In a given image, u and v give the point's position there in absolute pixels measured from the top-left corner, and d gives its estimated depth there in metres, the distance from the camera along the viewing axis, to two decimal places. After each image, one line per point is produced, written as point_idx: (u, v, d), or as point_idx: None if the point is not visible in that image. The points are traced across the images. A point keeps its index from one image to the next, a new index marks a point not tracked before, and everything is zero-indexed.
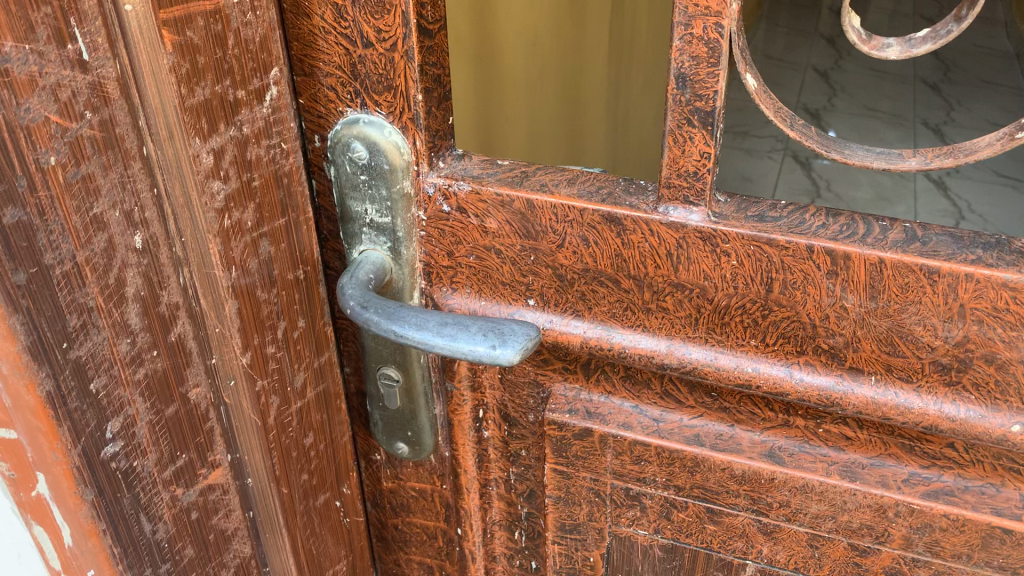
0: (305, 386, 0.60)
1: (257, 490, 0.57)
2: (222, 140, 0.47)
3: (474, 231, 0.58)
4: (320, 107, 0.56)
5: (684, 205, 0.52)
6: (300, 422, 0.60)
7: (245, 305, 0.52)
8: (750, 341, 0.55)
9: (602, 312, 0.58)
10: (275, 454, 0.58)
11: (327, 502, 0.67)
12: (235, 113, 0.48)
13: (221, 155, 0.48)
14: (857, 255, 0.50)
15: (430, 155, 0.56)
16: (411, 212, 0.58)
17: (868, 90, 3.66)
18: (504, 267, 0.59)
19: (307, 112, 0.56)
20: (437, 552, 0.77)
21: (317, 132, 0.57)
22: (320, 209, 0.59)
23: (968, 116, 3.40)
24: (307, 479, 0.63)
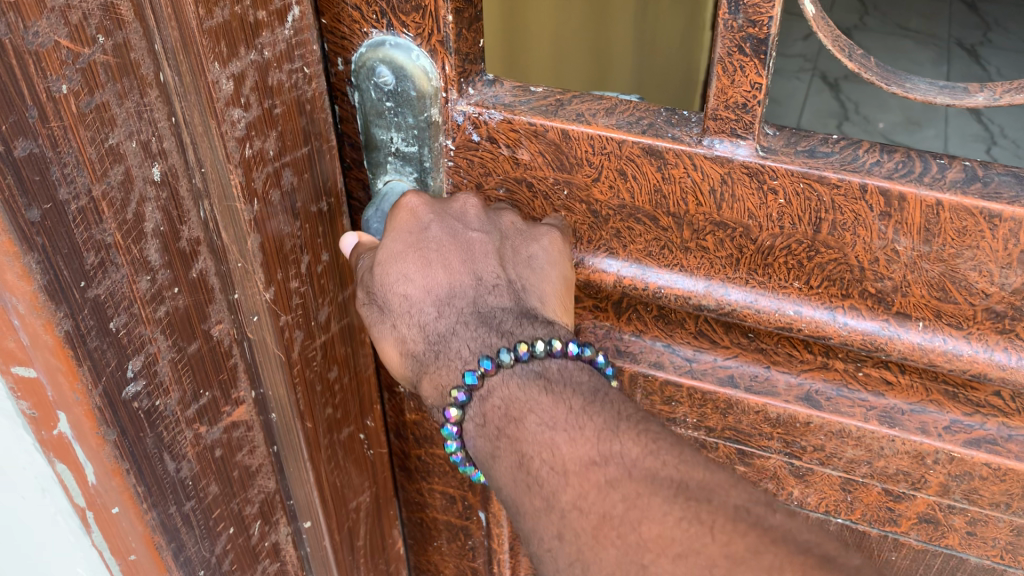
0: (328, 320, 0.58)
1: (281, 425, 0.56)
2: (242, 64, 0.44)
3: (504, 162, 0.55)
4: (343, 27, 0.52)
5: (731, 138, 0.49)
6: (324, 357, 0.59)
7: (268, 242, 0.50)
8: (794, 283, 0.53)
9: (638, 250, 0.56)
10: (299, 388, 0.57)
11: (351, 435, 0.66)
12: (255, 35, 0.45)
13: (242, 81, 0.45)
14: (914, 196, 0.47)
15: (459, 81, 0.53)
16: (439, 141, 0.55)
17: (901, 8, 3.53)
18: (536, 201, 0.56)
19: (330, 33, 0.53)
20: (460, 483, 0.77)
21: (339, 54, 0.53)
22: (343, 136, 0.57)
23: (1007, 37, 3.28)
24: (330, 413, 0.62)
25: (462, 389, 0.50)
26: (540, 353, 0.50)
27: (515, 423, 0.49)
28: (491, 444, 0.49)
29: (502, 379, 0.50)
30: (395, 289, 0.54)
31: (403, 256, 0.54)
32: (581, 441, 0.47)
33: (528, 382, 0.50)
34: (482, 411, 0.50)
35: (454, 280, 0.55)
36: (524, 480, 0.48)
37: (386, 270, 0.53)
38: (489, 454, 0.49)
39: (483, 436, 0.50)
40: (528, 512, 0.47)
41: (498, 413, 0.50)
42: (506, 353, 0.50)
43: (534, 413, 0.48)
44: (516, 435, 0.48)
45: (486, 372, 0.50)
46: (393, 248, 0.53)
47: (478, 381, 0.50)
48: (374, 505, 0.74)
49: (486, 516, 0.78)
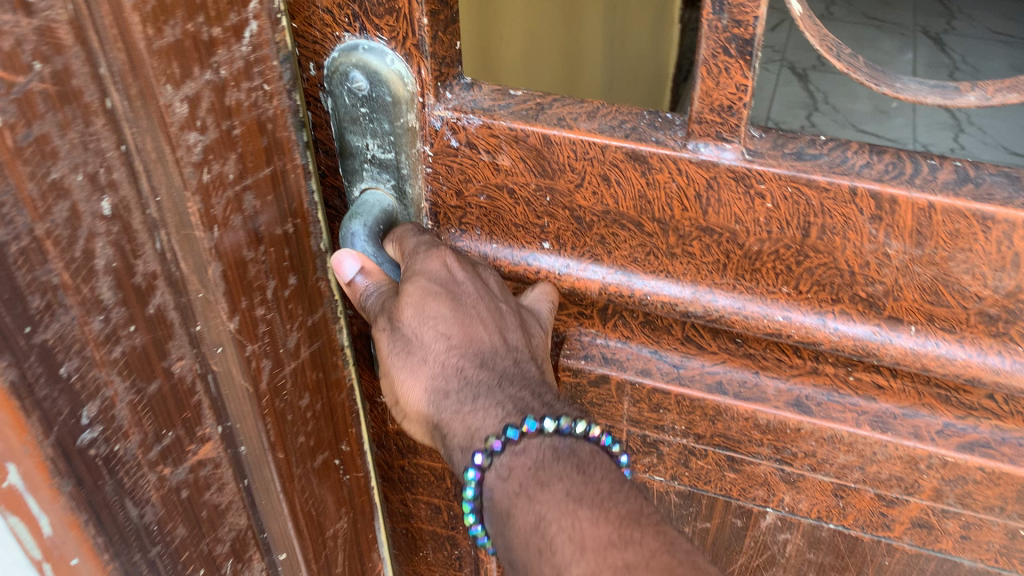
0: (298, 346, 0.56)
1: (251, 458, 0.53)
2: (197, 84, 0.42)
3: (484, 168, 0.52)
4: (315, 31, 0.49)
5: (716, 142, 0.47)
6: (295, 385, 0.56)
7: (227, 256, 0.47)
8: (782, 288, 0.51)
9: (623, 256, 0.53)
10: (269, 419, 0.54)
11: (326, 462, 0.63)
12: (210, 53, 0.42)
13: (197, 103, 0.42)
14: (905, 198, 0.45)
15: (436, 86, 0.50)
16: (417, 147, 0.53)
17: None
18: (517, 207, 0.54)
19: (300, 37, 0.50)
20: (444, 493, 0.75)
21: (311, 59, 0.50)
22: (317, 142, 0.54)
23: (970, 24, 3.31)
24: (303, 442, 0.59)
25: (498, 439, 0.47)
26: (580, 433, 0.48)
27: (543, 491, 0.46)
28: (509, 499, 0.47)
29: (540, 444, 0.48)
30: (430, 326, 0.50)
31: (440, 302, 0.50)
32: (603, 521, 0.45)
33: (564, 457, 0.47)
34: (510, 463, 0.48)
35: (492, 341, 0.51)
36: (535, 543, 0.46)
37: (422, 308, 0.49)
38: (505, 510, 0.47)
39: (504, 489, 0.47)
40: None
41: (527, 471, 0.47)
42: (551, 420, 0.47)
43: (563, 482, 0.46)
44: (536, 497, 0.46)
45: (527, 434, 0.48)
46: (432, 297, 0.49)
47: (518, 439, 0.47)
48: (353, 534, 0.71)
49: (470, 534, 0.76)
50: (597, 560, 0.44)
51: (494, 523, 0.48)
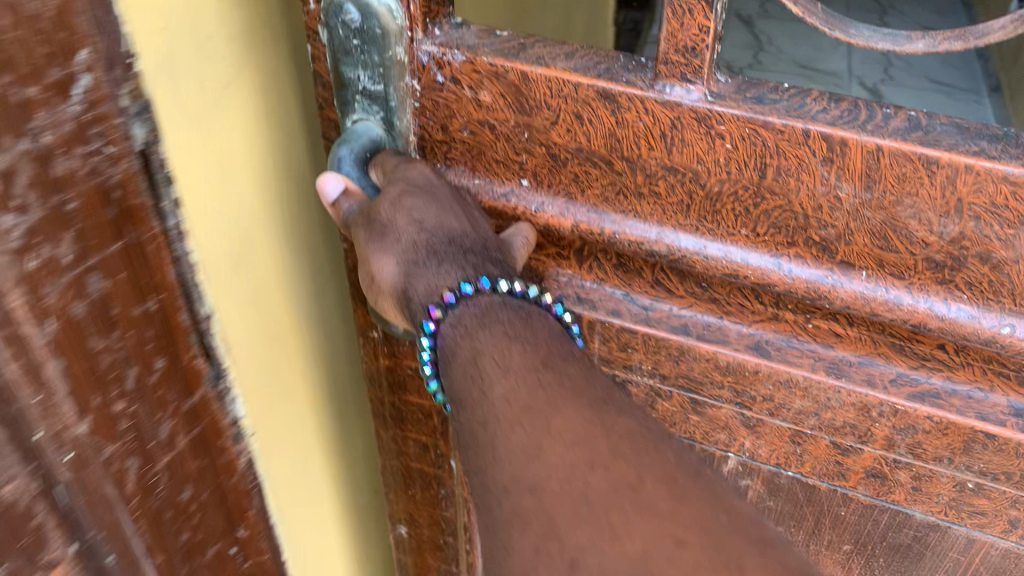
0: (171, 434, 0.52)
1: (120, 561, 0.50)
2: (10, 156, 0.36)
3: (468, 104, 0.56)
4: None
5: (682, 83, 0.51)
6: (171, 478, 0.53)
7: (69, 336, 0.42)
8: (741, 230, 0.54)
9: (595, 194, 0.57)
10: (141, 518, 0.51)
11: (217, 551, 0.60)
12: (26, 116, 0.37)
13: (11, 175, 0.37)
14: (855, 141, 0.48)
15: (425, 20, 0.54)
16: (405, 81, 0.57)
17: None
18: (497, 142, 0.57)
19: None
20: (432, 431, 0.79)
21: None
22: (317, 75, 0.58)
23: None
24: (186, 538, 0.56)
25: (452, 292, 0.54)
26: (531, 297, 0.55)
27: (484, 331, 0.52)
28: (456, 340, 0.53)
29: (490, 299, 0.54)
30: (408, 213, 0.55)
31: (419, 197, 0.55)
32: (531, 353, 0.51)
33: (510, 310, 0.54)
34: (461, 314, 0.54)
35: (465, 232, 0.56)
36: (471, 372, 0.51)
37: (403, 200, 0.54)
38: (450, 351, 0.53)
39: (452, 333, 0.53)
40: (467, 398, 0.51)
41: (474, 318, 0.53)
42: (504, 282, 0.54)
43: (504, 326, 0.52)
44: (478, 337, 0.52)
45: (482, 288, 0.54)
46: (412, 195, 0.54)
47: (470, 293, 0.54)
48: None
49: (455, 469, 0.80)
50: (518, 379, 0.50)
51: (442, 367, 0.54)
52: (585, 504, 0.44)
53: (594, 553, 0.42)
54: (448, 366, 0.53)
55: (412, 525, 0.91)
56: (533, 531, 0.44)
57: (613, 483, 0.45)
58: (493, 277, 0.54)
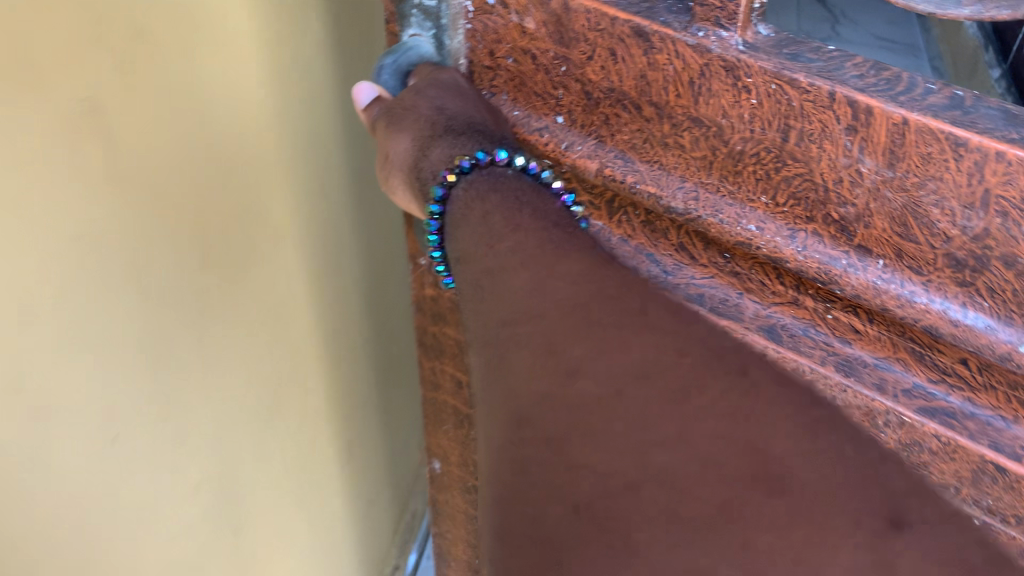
0: None
1: None
2: None
3: (514, 30, 0.56)
4: None
5: (715, 28, 0.48)
6: None
7: None
8: (760, 198, 0.51)
9: (623, 140, 0.55)
10: None
11: None
12: None
13: None
14: (880, 110, 0.43)
15: None
16: (457, 2, 0.57)
17: None
18: (537, 73, 0.57)
19: None
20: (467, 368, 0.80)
21: None
22: None
23: None
24: None
25: (468, 158, 0.57)
26: (546, 179, 0.56)
27: (495, 193, 0.55)
28: (465, 207, 0.56)
29: (502, 171, 0.57)
30: (433, 96, 0.61)
31: (448, 82, 0.60)
32: (539, 213, 0.54)
33: (525, 184, 0.56)
34: (475, 181, 0.57)
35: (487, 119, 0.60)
36: (479, 230, 0.54)
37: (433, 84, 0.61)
38: (460, 214, 0.56)
39: (462, 199, 0.56)
40: (472, 256, 0.53)
41: (485, 185, 0.56)
42: (519, 158, 0.56)
43: (514, 194, 0.55)
44: (488, 199, 0.55)
45: (497, 161, 0.57)
46: (441, 80, 0.60)
47: (484, 161, 0.57)
48: None
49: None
50: (521, 234, 0.52)
51: (448, 230, 0.57)
52: (587, 325, 0.46)
53: (589, 362, 0.44)
54: (459, 231, 0.55)
55: (445, 463, 0.92)
56: (530, 348, 0.46)
57: (617, 309, 0.47)
58: (508, 153, 0.57)
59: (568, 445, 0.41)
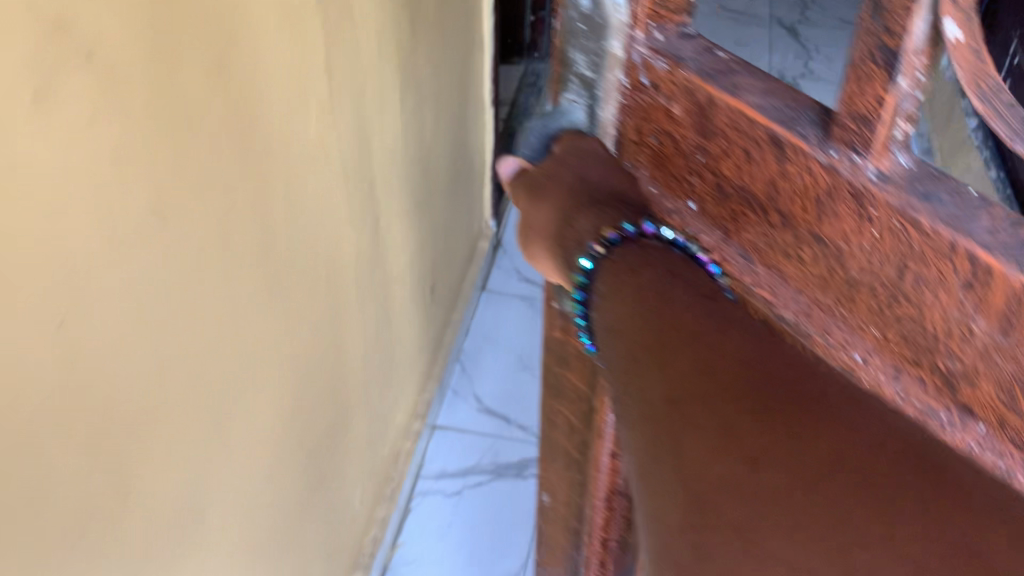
0: None
1: None
2: None
3: (661, 112, 0.57)
4: None
5: (849, 151, 0.46)
6: None
7: None
8: (870, 329, 0.49)
9: (746, 239, 0.55)
10: None
11: None
12: None
13: None
14: (1003, 273, 0.40)
15: (647, 21, 0.55)
16: (613, 74, 0.59)
17: None
18: (677, 156, 0.57)
19: None
20: (581, 414, 0.80)
21: None
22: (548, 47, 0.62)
23: None
24: None
25: (616, 232, 0.59)
26: (691, 251, 0.58)
27: (644, 271, 0.56)
28: (616, 279, 0.57)
29: (651, 244, 0.58)
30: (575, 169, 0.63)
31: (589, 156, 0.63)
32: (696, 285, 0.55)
33: (675, 256, 0.57)
34: (622, 254, 0.58)
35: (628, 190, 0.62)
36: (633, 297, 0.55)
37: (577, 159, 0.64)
38: (610, 285, 0.57)
39: (612, 272, 0.57)
40: (626, 326, 0.54)
41: (637, 258, 0.57)
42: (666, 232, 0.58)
43: (669, 262, 0.57)
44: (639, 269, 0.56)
45: (645, 234, 0.59)
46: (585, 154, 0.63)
47: (634, 236, 0.59)
48: None
49: (591, 455, 0.81)
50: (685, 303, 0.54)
51: (595, 304, 0.58)
52: (764, 408, 0.46)
53: (775, 446, 0.44)
54: (607, 298, 0.57)
55: (552, 497, 0.94)
56: (711, 427, 0.47)
57: (785, 390, 0.47)
58: (657, 226, 0.59)
59: (754, 530, 0.42)
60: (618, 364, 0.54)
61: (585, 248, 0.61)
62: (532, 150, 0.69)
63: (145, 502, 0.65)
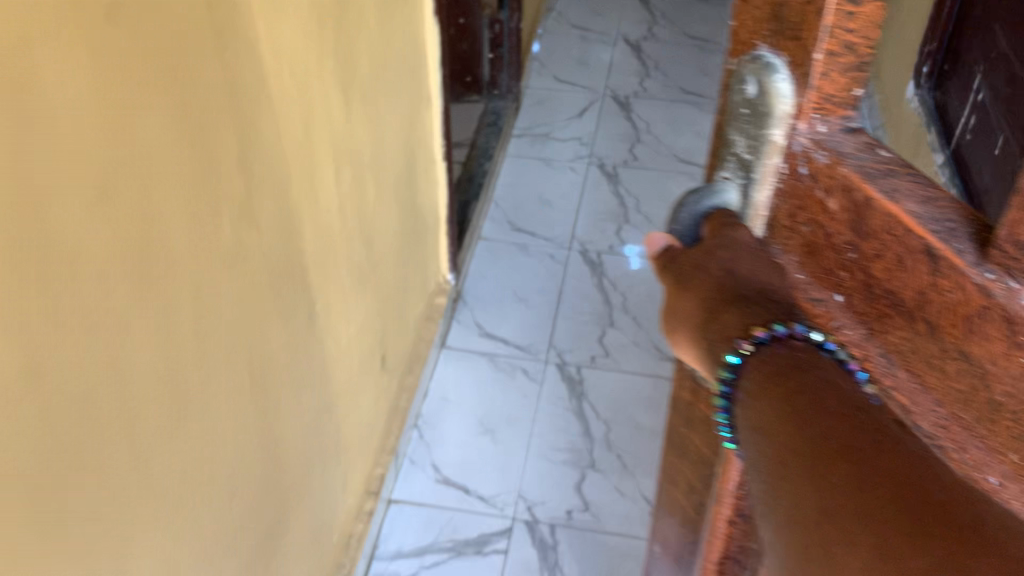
0: None
1: None
2: None
3: (815, 204, 0.58)
4: (749, 40, 0.61)
5: (1006, 275, 0.46)
6: None
7: None
8: (1011, 455, 0.48)
9: (891, 340, 0.55)
10: None
11: None
12: None
13: None
14: None
15: (811, 114, 0.57)
16: (769, 160, 0.61)
17: None
18: (828, 249, 0.58)
19: (737, 45, 0.63)
20: (701, 478, 0.80)
21: (739, 59, 0.63)
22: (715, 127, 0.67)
23: None
24: None
25: (765, 331, 0.57)
26: (838, 356, 0.56)
27: (796, 375, 0.54)
28: (762, 388, 0.55)
29: (787, 356, 0.56)
30: (727, 262, 0.63)
31: (741, 254, 0.63)
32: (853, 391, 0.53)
33: (824, 358, 0.55)
34: (769, 356, 0.56)
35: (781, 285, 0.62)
36: (781, 409, 0.53)
37: (725, 250, 0.64)
38: (755, 394, 0.55)
39: (755, 376, 0.56)
40: (768, 443, 0.53)
41: (788, 361, 0.56)
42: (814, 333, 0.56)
43: (823, 369, 0.55)
44: (793, 377, 0.54)
45: (794, 334, 0.57)
46: (733, 247, 0.63)
47: (783, 336, 0.57)
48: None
49: (704, 519, 0.82)
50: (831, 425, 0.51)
51: (738, 410, 0.57)
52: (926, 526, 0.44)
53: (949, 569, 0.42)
54: (745, 413, 0.56)
55: (662, 548, 0.95)
56: (867, 549, 0.45)
57: (941, 514, 0.44)
58: (805, 331, 0.57)
59: None
60: (770, 463, 0.52)
61: (735, 340, 0.59)
62: (680, 231, 0.69)
63: (82, 522, 0.76)
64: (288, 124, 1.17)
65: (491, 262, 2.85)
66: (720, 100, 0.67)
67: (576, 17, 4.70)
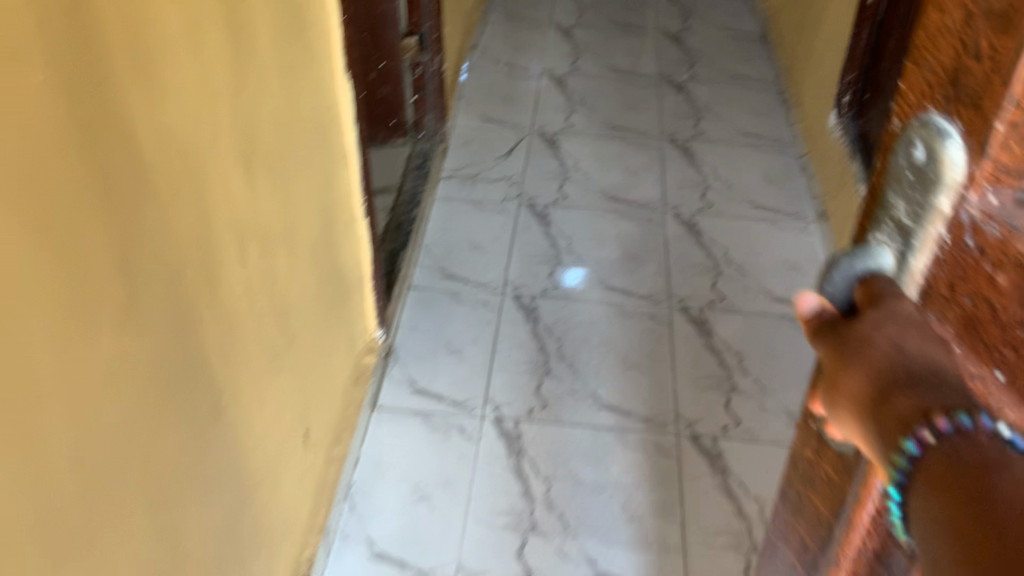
0: None
1: None
2: None
3: (983, 275, 0.74)
4: (919, 106, 0.77)
5: None
6: None
7: None
8: None
9: None
10: None
11: None
12: None
13: None
14: None
15: (983, 184, 0.72)
16: (936, 225, 0.77)
17: None
18: (996, 325, 0.73)
19: (904, 114, 0.79)
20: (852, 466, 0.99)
21: (902, 123, 0.79)
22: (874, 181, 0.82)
23: None
24: None
25: (950, 421, 0.68)
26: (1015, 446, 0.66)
27: (959, 467, 0.66)
28: (941, 483, 0.67)
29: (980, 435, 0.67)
30: (893, 335, 0.77)
31: (907, 330, 0.76)
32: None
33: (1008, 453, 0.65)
34: (954, 445, 0.67)
35: (942, 359, 0.75)
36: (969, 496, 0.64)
37: (892, 329, 0.77)
38: (937, 484, 0.67)
39: (935, 466, 0.68)
40: (961, 523, 0.63)
41: (959, 466, 0.66)
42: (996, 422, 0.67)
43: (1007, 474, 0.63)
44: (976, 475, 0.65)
45: (979, 427, 0.67)
46: (903, 328, 0.77)
47: (968, 425, 0.67)
48: None
49: (850, 498, 1.02)
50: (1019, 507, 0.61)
51: (917, 489, 0.69)
52: None
53: None
54: (935, 500, 0.67)
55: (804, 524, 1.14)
56: None
57: None
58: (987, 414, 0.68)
59: None
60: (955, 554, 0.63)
61: (907, 431, 0.71)
62: (838, 295, 0.84)
63: None
64: (129, 195, 1.34)
65: (388, 433, 3.67)
66: (881, 165, 0.83)
67: (495, 115, 5.86)
